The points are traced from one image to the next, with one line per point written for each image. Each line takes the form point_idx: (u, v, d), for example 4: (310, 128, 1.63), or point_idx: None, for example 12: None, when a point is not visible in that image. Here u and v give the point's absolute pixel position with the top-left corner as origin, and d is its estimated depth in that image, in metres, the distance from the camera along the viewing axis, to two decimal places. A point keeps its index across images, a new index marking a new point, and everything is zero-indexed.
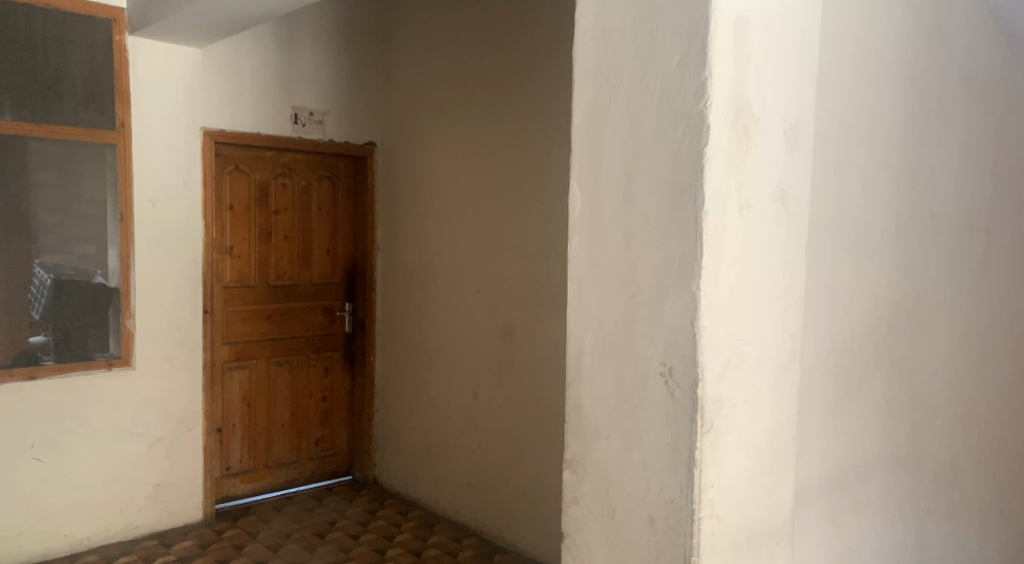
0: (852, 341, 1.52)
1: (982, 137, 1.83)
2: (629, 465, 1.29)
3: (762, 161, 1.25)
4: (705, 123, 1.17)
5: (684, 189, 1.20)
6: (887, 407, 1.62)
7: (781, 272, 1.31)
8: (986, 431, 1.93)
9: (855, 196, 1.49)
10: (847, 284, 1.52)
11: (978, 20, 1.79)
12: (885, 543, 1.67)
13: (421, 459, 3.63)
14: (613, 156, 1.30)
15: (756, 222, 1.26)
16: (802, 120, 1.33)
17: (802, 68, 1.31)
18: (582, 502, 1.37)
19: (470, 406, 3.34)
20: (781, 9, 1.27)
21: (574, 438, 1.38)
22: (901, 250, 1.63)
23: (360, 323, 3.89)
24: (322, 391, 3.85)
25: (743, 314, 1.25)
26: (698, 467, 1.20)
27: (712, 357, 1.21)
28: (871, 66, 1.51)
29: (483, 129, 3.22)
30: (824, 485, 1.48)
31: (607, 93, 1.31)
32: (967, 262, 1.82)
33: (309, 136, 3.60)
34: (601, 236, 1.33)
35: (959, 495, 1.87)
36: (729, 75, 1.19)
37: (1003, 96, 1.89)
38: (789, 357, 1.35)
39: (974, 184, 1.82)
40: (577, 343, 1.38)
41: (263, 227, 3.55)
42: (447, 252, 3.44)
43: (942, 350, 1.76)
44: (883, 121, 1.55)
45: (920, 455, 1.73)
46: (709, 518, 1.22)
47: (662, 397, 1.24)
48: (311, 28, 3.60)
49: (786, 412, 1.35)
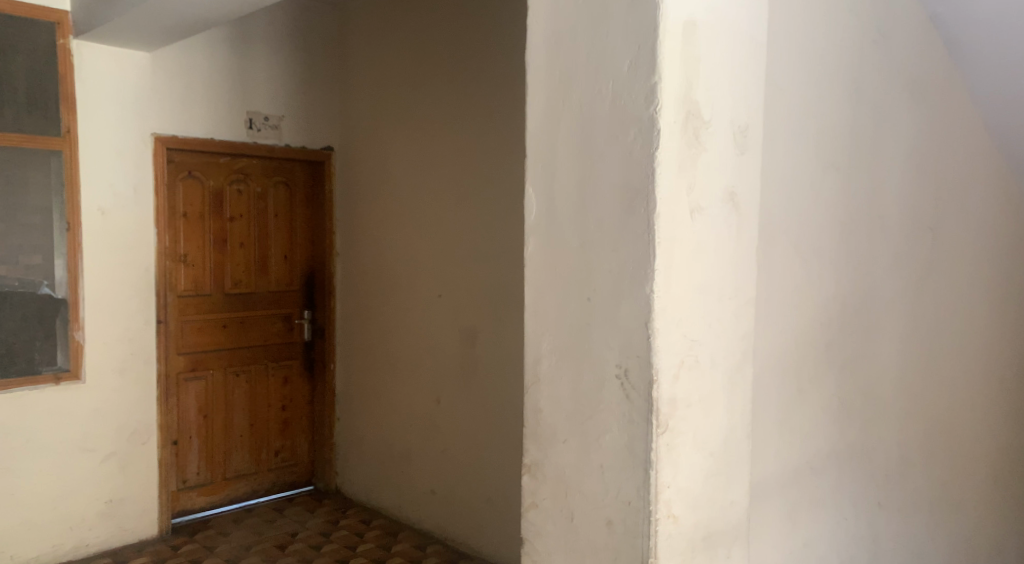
0: (799, 339, 1.51)
1: (925, 138, 1.85)
2: (587, 469, 1.22)
3: (714, 163, 1.19)
4: (656, 127, 1.11)
5: (636, 194, 1.13)
6: (836, 406, 1.62)
7: (730, 273, 1.25)
8: (935, 426, 1.96)
9: (800, 197, 1.49)
10: (797, 285, 1.50)
11: (921, 25, 1.82)
12: (840, 538, 1.67)
13: (385, 466, 3.64)
14: (566, 157, 1.24)
15: (708, 225, 1.20)
16: (750, 124, 1.27)
17: (754, 69, 1.26)
18: (541, 507, 1.30)
19: (435, 411, 3.37)
20: (732, 8, 1.21)
21: (533, 442, 1.31)
22: (849, 250, 1.63)
23: (318, 331, 3.87)
24: (281, 400, 3.82)
25: (696, 315, 1.19)
26: (655, 467, 1.14)
27: (666, 359, 1.15)
28: (815, 70, 1.50)
29: (452, 133, 3.23)
30: (777, 481, 1.47)
31: (560, 98, 1.24)
32: (913, 259, 1.83)
33: (264, 141, 3.57)
34: (555, 241, 1.26)
35: (910, 488, 1.89)
36: (680, 79, 1.13)
37: (944, 100, 1.93)
38: (740, 362, 1.29)
39: (921, 188, 1.85)
40: (534, 344, 1.30)
41: (219, 235, 3.51)
42: (409, 257, 3.47)
43: (893, 347, 1.79)
44: (828, 121, 1.55)
45: (871, 449, 1.74)
46: (667, 519, 1.16)
47: (618, 400, 1.17)
48: (268, 32, 3.57)
49: (739, 408, 1.29)
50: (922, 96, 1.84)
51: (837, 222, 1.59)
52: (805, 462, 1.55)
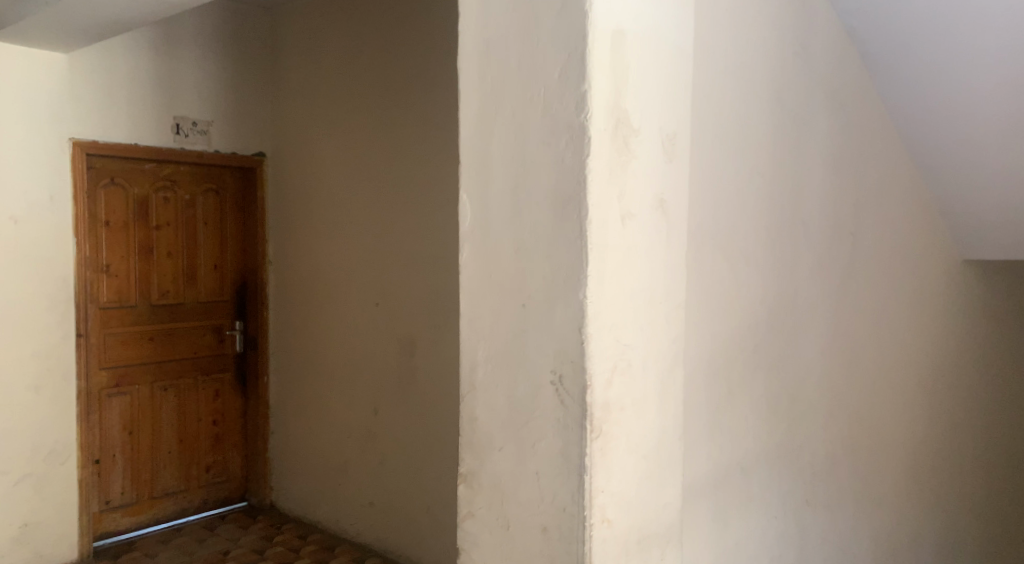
0: (728, 342, 1.55)
1: (844, 146, 1.92)
2: (522, 476, 1.22)
3: (643, 170, 1.21)
4: (586, 135, 1.12)
5: (569, 200, 1.14)
6: (763, 406, 1.67)
7: (661, 277, 1.27)
8: (858, 424, 2.04)
9: (725, 202, 1.53)
10: (725, 289, 1.54)
11: (838, 36, 1.89)
12: (770, 534, 1.72)
13: (321, 478, 3.57)
14: (500, 163, 1.24)
15: (638, 231, 1.21)
16: (678, 133, 1.29)
17: (681, 77, 1.29)
18: (477, 516, 1.29)
19: (373, 422, 3.32)
20: (660, 18, 1.23)
21: (468, 451, 1.30)
22: (774, 254, 1.68)
23: (250, 342, 3.77)
24: (212, 415, 3.70)
25: (627, 320, 1.20)
26: (589, 473, 1.15)
27: (599, 363, 1.15)
28: (739, 79, 1.55)
29: (387, 140, 3.20)
30: (708, 483, 1.50)
31: (493, 104, 1.24)
32: (835, 263, 1.90)
33: (192, 147, 3.47)
34: (489, 247, 1.25)
35: (835, 485, 1.95)
36: (609, 87, 1.14)
37: (862, 110, 2.01)
38: (671, 365, 1.31)
39: (842, 194, 1.91)
40: (469, 351, 1.29)
41: (144, 244, 3.38)
42: (344, 264, 3.42)
43: (818, 348, 1.85)
44: (752, 128, 1.59)
45: (798, 449, 1.80)
46: (601, 524, 1.16)
47: (553, 407, 1.18)
48: (195, 35, 3.47)
49: (671, 411, 1.31)
50: (841, 105, 1.91)
51: (763, 226, 1.64)
52: (735, 462, 1.59)
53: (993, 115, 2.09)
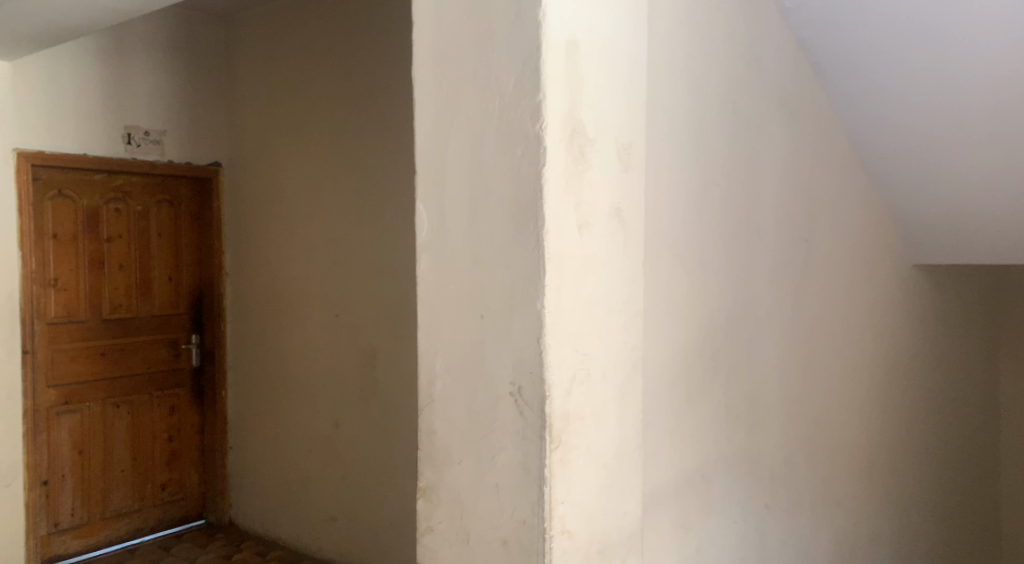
0: (686, 348, 1.57)
1: (798, 155, 1.96)
2: (482, 489, 1.21)
3: (599, 180, 1.21)
4: (542, 144, 1.12)
5: (526, 209, 1.14)
6: (722, 412, 1.68)
7: (619, 286, 1.27)
8: (815, 427, 2.07)
9: (680, 211, 1.54)
10: (682, 296, 1.56)
11: (788, 47, 1.93)
12: (731, 540, 1.73)
13: (281, 494, 3.51)
14: (455, 173, 1.23)
15: (596, 240, 1.21)
16: (634, 142, 1.30)
17: (636, 87, 1.30)
18: (437, 530, 1.27)
19: (334, 435, 3.27)
20: (614, 29, 1.24)
21: (427, 465, 1.28)
22: (731, 262, 1.70)
23: (207, 355, 3.70)
24: (167, 431, 3.60)
25: (586, 329, 1.20)
26: (549, 484, 1.14)
27: (558, 373, 1.15)
28: (694, 89, 1.57)
29: (345, 150, 3.18)
30: (668, 489, 1.52)
31: (448, 114, 1.23)
32: (790, 270, 1.93)
33: (144, 157, 3.39)
34: (446, 257, 1.25)
35: (794, 488, 1.97)
36: (564, 97, 1.14)
37: (814, 118, 2.05)
38: (631, 373, 1.31)
39: (796, 201, 1.95)
40: (427, 363, 1.27)
41: (94, 257, 3.28)
42: (303, 275, 3.38)
43: (775, 353, 1.87)
44: (707, 138, 1.62)
45: (757, 454, 1.81)
46: (561, 535, 1.16)
47: (512, 417, 1.17)
48: (146, 42, 3.40)
49: (632, 419, 1.31)
50: (793, 114, 1.94)
51: (719, 234, 1.66)
52: (695, 469, 1.60)
53: (937, 132, 2.14)
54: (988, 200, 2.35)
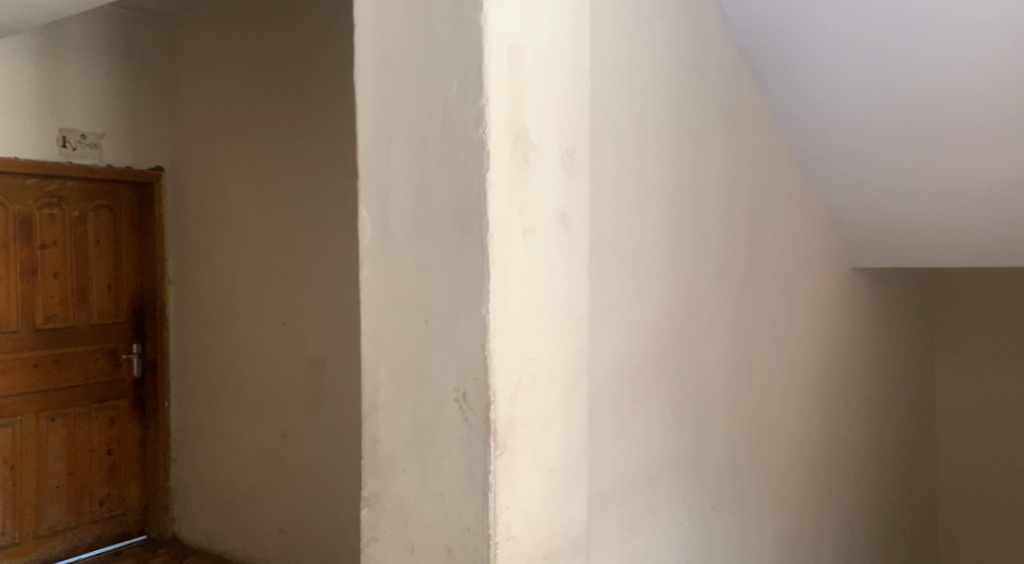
0: (632, 352, 1.59)
1: (740, 161, 1.99)
2: (426, 496, 1.20)
3: (543, 185, 1.21)
4: (485, 149, 1.12)
5: (469, 214, 1.14)
6: (668, 414, 1.70)
7: (564, 292, 1.27)
8: (759, 428, 2.11)
9: (624, 216, 1.56)
10: (627, 300, 1.57)
11: (730, 56, 1.98)
12: (678, 541, 1.75)
13: (227, 506, 3.42)
14: (398, 179, 1.22)
15: (540, 245, 1.21)
16: (578, 148, 1.30)
17: (580, 93, 1.30)
18: (381, 540, 1.25)
19: (281, 445, 3.21)
20: (557, 36, 1.24)
21: (371, 474, 1.26)
22: (675, 266, 1.72)
23: (148, 365, 3.59)
24: (107, 444, 3.47)
25: (531, 334, 1.20)
26: (493, 490, 1.14)
27: (503, 379, 1.15)
28: (638, 95, 1.59)
29: (291, 155, 3.13)
30: (614, 492, 1.53)
31: (390, 118, 1.22)
32: (734, 273, 1.96)
33: (81, 161, 3.28)
34: (390, 263, 1.23)
35: (739, 489, 2.00)
36: (506, 102, 1.14)
37: (755, 125, 2.09)
38: (577, 378, 1.31)
39: (738, 206, 1.98)
40: (371, 371, 1.26)
41: (27, 265, 3.15)
42: (248, 281, 3.31)
43: (719, 355, 1.90)
44: (651, 143, 1.64)
45: (703, 455, 1.84)
46: (506, 541, 1.15)
47: (456, 424, 1.16)
48: (83, 42, 3.29)
49: (578, 423, 1.31)
50: (735, 122, 1.98)
51: (663, 237, 1.68)
52: (641, 471, 1.61)
53: (872, 139, 2.21)
54: (921, 205, 2.44)
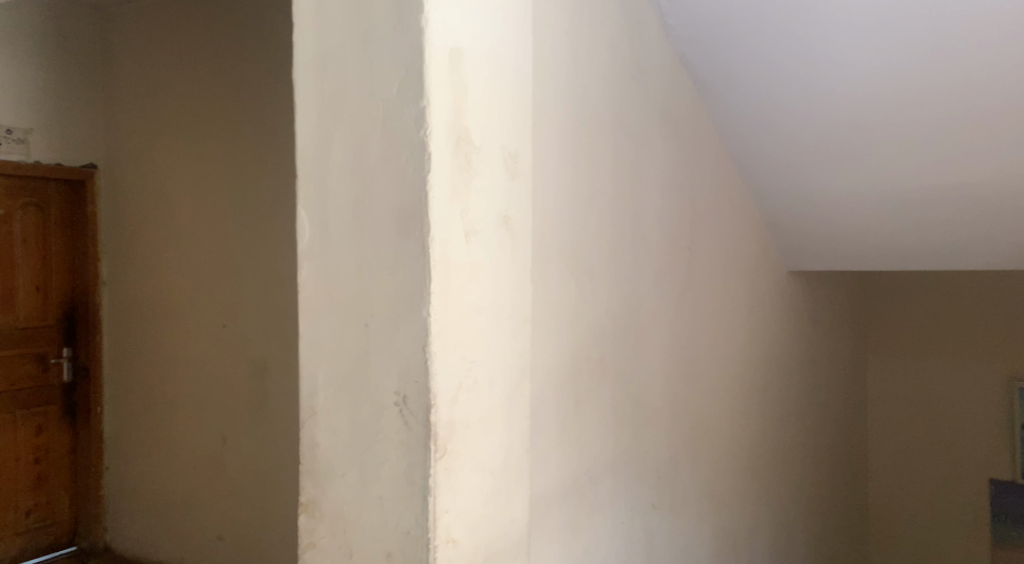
0: (574, 353, 1.60)
1: (680, 165, 2.03)
2: (366, 500, 1.19)
3: (485, 188, 1.21)
4: (426, 151, 1.12)
5: (411, 216, 1.13)
6: (610, 414, 1.72)
7: (506, 294, 1.27)
8: (699, 427, 2.15)
9: (567, 219, 1.57)
10: (570, 301, 1.59)
11: (671, 62, 2.01)
12: (618, 540, 1.77)
13: (163, 514, 3.32)
14: (338, 179, 1.20)
15: (482, 248, 1.21)
16: (521, 151, 1.30)
17: (522, 97, 1.30)
18: (319, 546, 1.24)
19: (220, 450, 3.13)
20: (500, 38, 1.24)
21: (309, 479, 1.24)
22: (617, 268, 1.75)
23: (80, 370, 3.47)
24: (34, 452, 3.33)
25: (472, 336, 1.19)
26: (433, 493, 1.13)
27: (443, 382, 1.14)
28: (581, 99, 1.61)
29: (232, 152, 3.06)
30: (556, 493, 1.54)
31: (330, 119, 1.21)
32: (674, 276, 2.00)
33: (7, 156, 3.13)
34: (328, 264, 1.22)
35: (679, 487, 2.04)
36: (448, 103, 1.13)
37: (695, 130, 2.13)
38: (519, 379, 1.31)
39: (679, 210, 2.02)
40: (309, 375, 1.24)
41: None
42: (185, 283, 3.22)
43: (661, 356, 1.94)
44: (594, 146, 1.66)
45: (644, 455, 1.87)
46: (446, 544, 1.15)
47: (396, 427, 1.15)
48: (10, 32, 3.14)
49: (520, 425, 1.31)
50: (676, 127, 2.02)
51: (605, 240, 1.70)
52: (584, 471, 1.63)
53: (807, 146, 2.28)
54: (854, 210, 2.52)
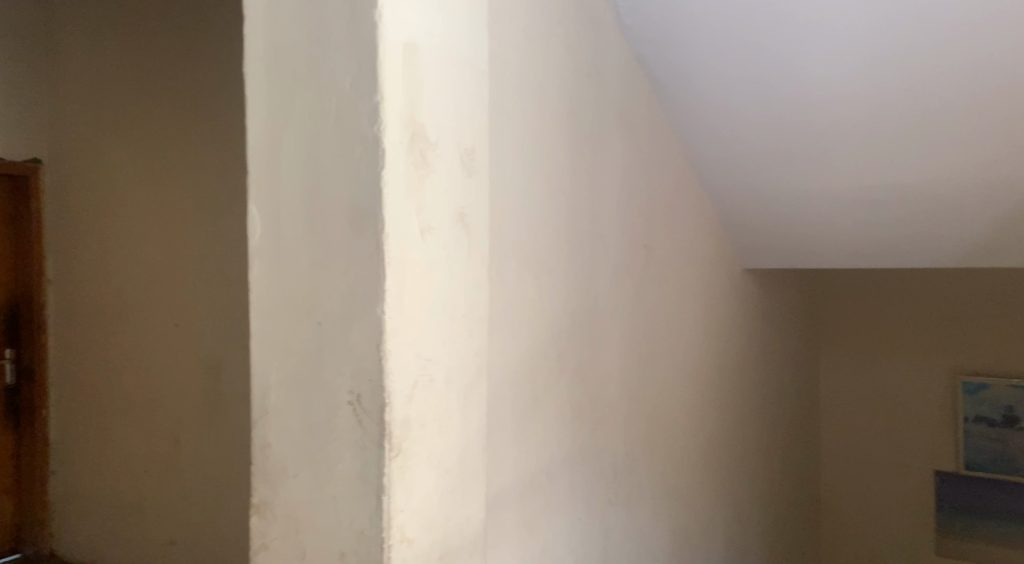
0: (532, 351, 1.60)
1: (637, 164, 2.05)
2: (319, 500, 1.17)
3: (441, 185, 1.20)
4: (380, 147, 1.10)
5: (365, 213, 1.12)
6: (568, 411, 1.73)
7: (463, 291, 1.25)
8: (656, 423, 2.18)
9: (525, 217, 1.57)
10: (527, 298, 1.59)
11: (627, 61, 2.03)
12: (576, 536, 1.77)
13: (112, 519, 3.24)
14: (290, 174, 1.18)
15: (438, 245, 1.19)
16: (477, 147, 1.28)
17: (478, 93, 1.28)
18: (272, 548, 1.22)
19: (172, 452, 3.06)
20: (456, 34, 1.23)
21: (261, 480, 1.22)
22: (576, 266, 1.76)
23: (24, 372, 3.36)
24: None
25: (427, 334, 1.18)
26: (387, 492, 1.12)
27: (398, 381, 1.13)
28: (538, 97, 1.61)
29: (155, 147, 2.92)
30: (513, 490, 1.54)
31: (282, 113, 1.19)
32: (632, 274, 2.02)
33: None
34: (280, 262, 1.20)
35: (636, 483, 2.06)
36: (402, 99, 1.12)
37: (652, 129, 2.16)
38: (475, 377, 1.30)
39: (636, 208, 2.04)
40: (261, 375, 1.22)
41: None
42: (135, 281, 3.14)
43: (618, 353, 1.95)
44: (551, 144, 1.66)
45: (601, 451, 1.88)
46: (400, 543, 1.14)
47: (350, 426, 1.14)
48: None
49: (475, 424, 1.30)
50: (633, 127, 2.03)
51: (562, 238, 1.70)
52: (541, 468, 1.63)
53: (760, 146, 2.32)
54: (806, 208, 2.57)
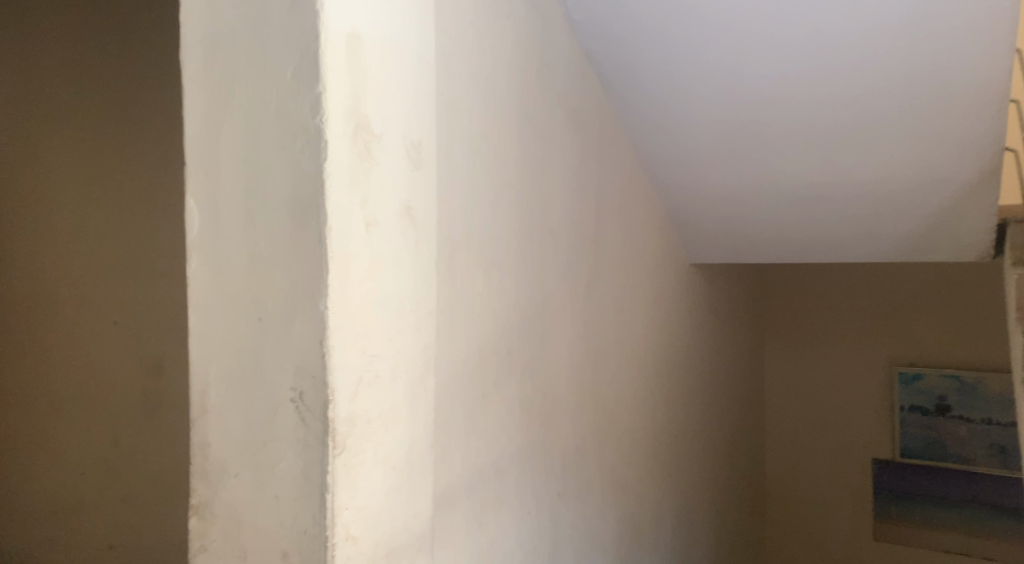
0: (480, 346, 1.59)
1: (585, 159, 2.05)
2: (261, 499, 1.15)
3: (387, 178, 1.16)
4: (323, 139, 1.08)
5: (307, 206, 1.10)
6: (517, 406, 1.73)
7: (410, 286, 1.22)
8: (604, 418, 2.19)
9: (472, 212, 1.56)
10: (475, 293, 1.58)
11: (575, 56, 2.03)
12: (524, 530, 1.77)
13: None
14: (229, 166, 1.15)
15: (383, 240, 1.16)
16: (424, 139, 1.25)
17: (424, 82, 1.24)
18: (212, 549, 1.19)
19: None
20: (403, 21, 1.19)
21: (200, 480, 1.19)
22: (524, 261, 1.76)
23: None
24: None
25: (373, 330, 1.15)
26: (331, 490, 1.11)
27: (342, 376, 1.11)
28: (485, 91, 1.60)
29: (52, 126, 2.72)
30: (461, 486, 1.53)
31: (221, 102, 1.15)
32: (580, 269, 2.02)
33: None
34: (220, 256, 1.17)
35: (584, 477, 2.07)
36: (345, 90, 1.10)
37: (600, 125, 2.16)
38: (423, 373, 1.26)
39: (585, 203, 2.05)
40: (199, 373, 1.18)
41: None
42: None
43: (567, 348, 1.96)
44: (499, 139, 1.65)
45: (550, 446, 1.88)
46: (345, 542, 1.12)
47: (293, 424, 1.13)
48: None
49: (423, 421, 1.26)
50: (581, 123, 2.04)
51: (511, 232, 1.70)
52: (489, 463, 1.63)
53: (705, 142, 2.35)
54: (750, 204, 2.62)
